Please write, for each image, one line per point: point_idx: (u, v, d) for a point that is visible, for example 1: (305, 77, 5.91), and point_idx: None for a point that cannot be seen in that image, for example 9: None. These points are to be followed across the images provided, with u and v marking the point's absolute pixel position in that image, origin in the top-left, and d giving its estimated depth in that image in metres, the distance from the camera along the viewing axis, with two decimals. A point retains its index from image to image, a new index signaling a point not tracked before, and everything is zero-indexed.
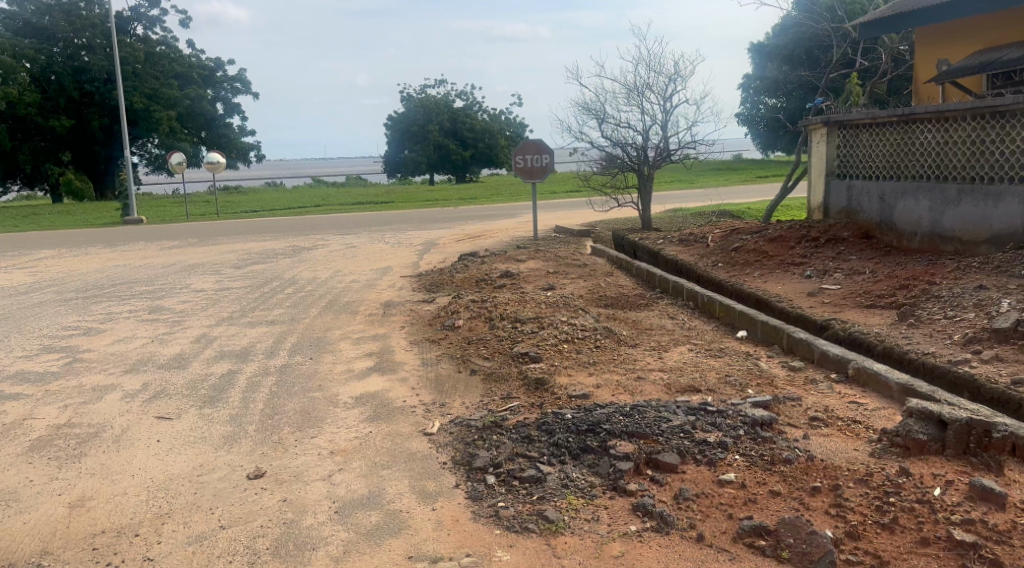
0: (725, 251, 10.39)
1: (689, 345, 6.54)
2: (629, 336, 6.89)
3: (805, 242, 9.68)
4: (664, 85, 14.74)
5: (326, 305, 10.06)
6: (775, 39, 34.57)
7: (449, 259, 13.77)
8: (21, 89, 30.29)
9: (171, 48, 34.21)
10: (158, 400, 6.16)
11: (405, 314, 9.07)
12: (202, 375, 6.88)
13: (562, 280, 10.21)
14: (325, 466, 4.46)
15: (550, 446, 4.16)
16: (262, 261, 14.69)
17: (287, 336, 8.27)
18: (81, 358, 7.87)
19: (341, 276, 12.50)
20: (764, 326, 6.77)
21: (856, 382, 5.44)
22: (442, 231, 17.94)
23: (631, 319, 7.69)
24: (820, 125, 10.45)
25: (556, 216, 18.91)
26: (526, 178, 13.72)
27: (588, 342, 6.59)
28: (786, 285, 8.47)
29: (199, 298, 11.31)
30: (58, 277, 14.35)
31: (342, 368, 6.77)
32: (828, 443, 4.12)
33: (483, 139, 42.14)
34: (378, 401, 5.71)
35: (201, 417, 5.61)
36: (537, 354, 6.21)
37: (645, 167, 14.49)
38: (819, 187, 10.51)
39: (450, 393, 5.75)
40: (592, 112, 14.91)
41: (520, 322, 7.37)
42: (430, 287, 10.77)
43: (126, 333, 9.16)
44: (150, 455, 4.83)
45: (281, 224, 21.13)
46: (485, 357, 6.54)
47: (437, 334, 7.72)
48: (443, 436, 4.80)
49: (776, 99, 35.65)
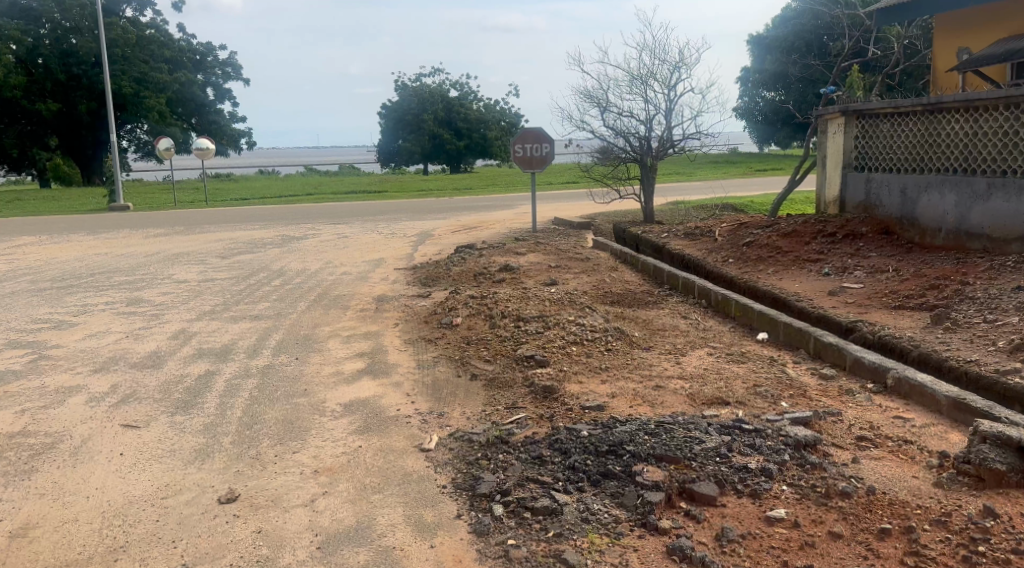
0: (735, 246, 9.86)
1: (707, 349, 6.00)
2: (641, 337, 6.36)
3: (821, 237, 9.15)
4: (669, 73, 14.20)
5: (315, 299, 9.51)
6: (774, 31, 34.09)
7: (445, 250, 13.24)
8: (5, 71, 29.46)
9: (160, 32, 33.43)
10: (126, 405, 5.61)
11: (399, 309, 8.52)
12: (177, 376, 6.33)
13: (565, 275, 9.67)
14: (307, 489, 3.93)
15: (565, 470, 3.62)
16: (250, 251, 14.11)
17: (272, 334, 7.71)
18: (48, 356, 7.31)
19: (331, 268, 11.94)
20: (788, 329, 6.23)
21: (895, 394, 4.89)
22: (437, 222, 17.35)
23: (642, 319, 7.15)
24: (837, 114, 9.87)
25: (555, 207, 18.34)
26: (525, 167, 13.15)
27: (599, 345, 6.05)
28: (804, 283, 7.94)
29: (181, 290, 10.74)
30: (35, 265, 13.75)
31: (330, 371, 6.23)
32: (883, 468, 3.60)
33: (476, 129, 41.51)
34: (369, 409, 5.17)
35: (172, 426, 5.06)
36: (544, 358, 5.68)
37: (648, 158, 13.92)
38: (835, 180, 9.95)
39: (448, 401, 5.20)
40: (593, 100, 14.36)
41: (523, 322, 6.82)
42: (425, 280, 10.22)
43: (99, 327, 8.59)
44: (110, 473, 4.31)
45: (271, 213, 20.51)
46: (486, 361, 5.99)
47: (432, 334, 7.17)
48: (442, 453, 4.25)
49: (776, 92, 35.19)
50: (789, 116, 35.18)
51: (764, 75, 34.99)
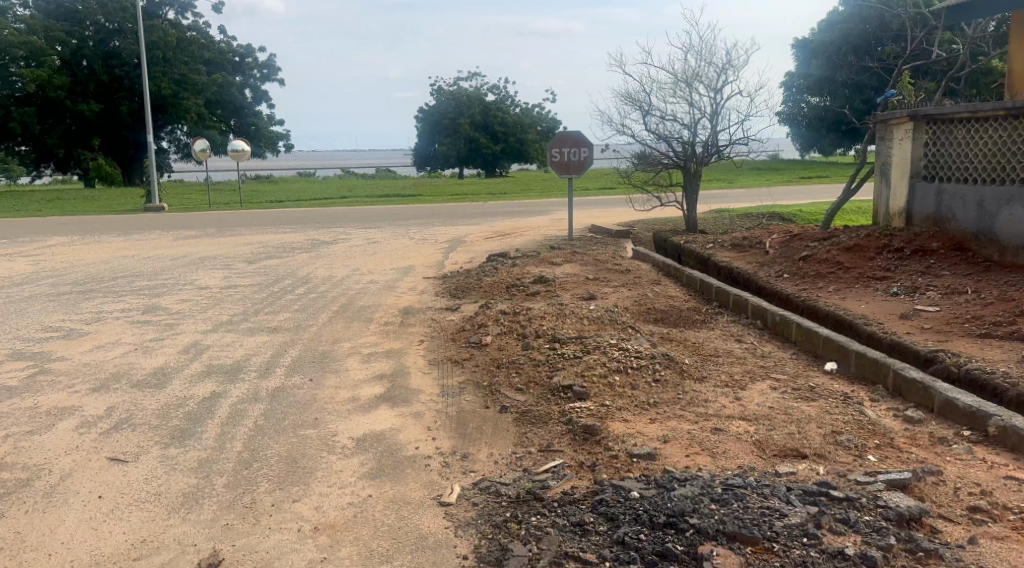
0: (790, 260, 9.11)
1: (771, 382, 5.30)
2: (693, 365, 5.66)
3: (886, 253, 8.39)
4: (715, 75, 13.47)
5: (339, 309, 8.94)
6: (821, 36, 33.12)
7: (477, 258, 12.65)
8: (50, 72, 29.38)
9: (201, 34, 33.58)
10: (117, 433, 5.05)
11: (426, 324, 7.92)
12: (179, 399, 5.75)
13: (604, 288, 9.01)
14: (304, 555, 3.35)
15: (614, 544, 3.00)
16: (278, 256, 13.63)
17: (288, 350, 7.14)
18: (48, 369, 6.80)
19: (358, 275, 11.39)
20: (862, 359, 5.52)
21: (1001, 445, 4.15)
22: (471, 228, 16.78)
23: (691, 343, 6.46)
24: (904, 119, 9.08)
25: (593, 214, 17.67)
26: (562, 173, 12.48)
27: (646, 374, 5.35)
28: (871, 305, 7.20)
29: (202, 297, 10.25)
30: (61, 267, 13.40)
31: (345, 397, 5.60)
32: (1011, 553, 2.92)
33: (514, 133, 41.01)
34: (383, 447, 4.54)
35: (161, 462, 4.49)
36: (583, 389, 5.02)
37: (692, 164, 13.19)
38: (901, 190, 9.16)
39: (473, 440, 4.55)
40: (635, 103, 13.69)
41: (559, 344, 6.16)
42: (454, 291, 9.62)
43: (110, 337, 8.08)
44: (83, 523, 3.76)
45: (303, 216, 20.08)
46: (517, 390, 5.34)
47: (460, 354, 6.53)
48: (463, 509, 3.62)
49: (821, 97, 34.16)
50: (835, 122, 34.10)
51: (809, 80, 34.05)
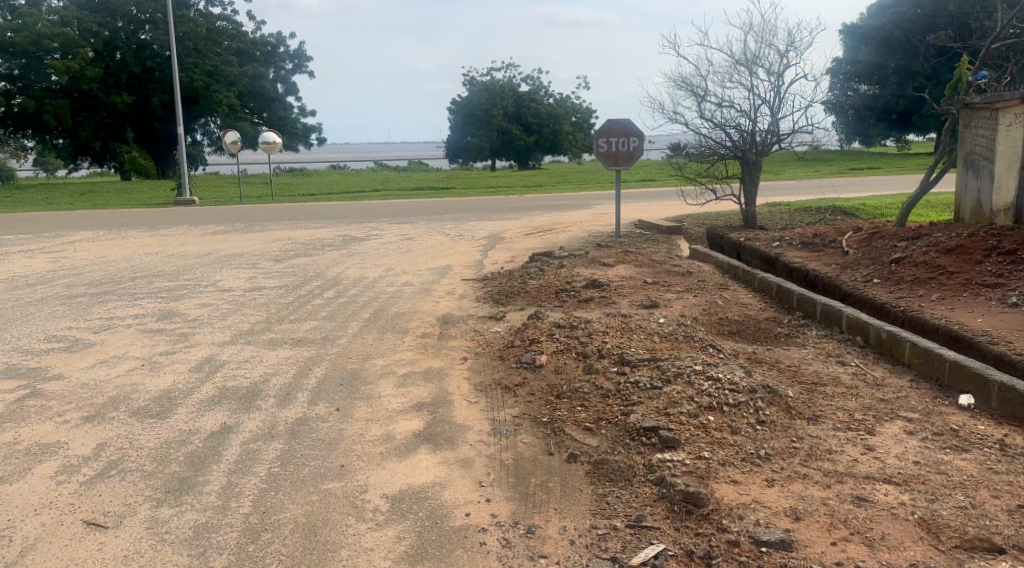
0: (879, 263, 8.00)
1: (908, 427, 4.32)
2: (800, 399, 4.64)
3: (996, 256, 7.28)
4: (778, 58, 12.36)
5: (371, 317, 8.01)
6: (872, 20, 31.75)
7: (519, 257, 11.66)
8: (82, 63, 28.40)
9: (231, 24, 32.95)
10: (101, 482, 4.10)
11: (468, 336, 6.97)
12: (182, 434, 4.79)
13: (666, 294, 7.98)
14: None
15: None
16: (307, 254, 12.75)
17: (313, 368, 6.20)
18: (39, 392, 5.86)
19: (392, 276, 10.47)
20: (1010, 394, 4.59)
21: None
22: (510, 222, 15.80)
23: (785, 365, 5.45)
24: (1015, 102, 8.01)
25: (640, 208, 16.62)
26: (609, 164, 11.41)
27: (746, 413, 4.32)
28: (992, 317, 6.16)
29: (224, 302, 9.35)
30: (80, 265, 12.60)
31: (377, 434, 4.64)
32: None
33: (547, 124, 39.84)
34: (426, 512, 3.61)
35: (149, 529, 3.59)
36: (671, 435, 4.02)
37: (751, 154, 12.02)
38: (1007, 182, 8.16)
39: (538, 503, 3.60)
40: (688, 87, 12.59)
41: (630, 369, 5.17)
42: (496, 296, 8.64)
43: (117, 350, 7.16)
44: None
45: (335, 210, 19.26)
46: (586, 431, 4.36)
47: (510, 377, 5.55)
48: None
49: (872, 84, 32.70)
50: (885, 111, 32.57)
51: (858, 66, 32.68)
